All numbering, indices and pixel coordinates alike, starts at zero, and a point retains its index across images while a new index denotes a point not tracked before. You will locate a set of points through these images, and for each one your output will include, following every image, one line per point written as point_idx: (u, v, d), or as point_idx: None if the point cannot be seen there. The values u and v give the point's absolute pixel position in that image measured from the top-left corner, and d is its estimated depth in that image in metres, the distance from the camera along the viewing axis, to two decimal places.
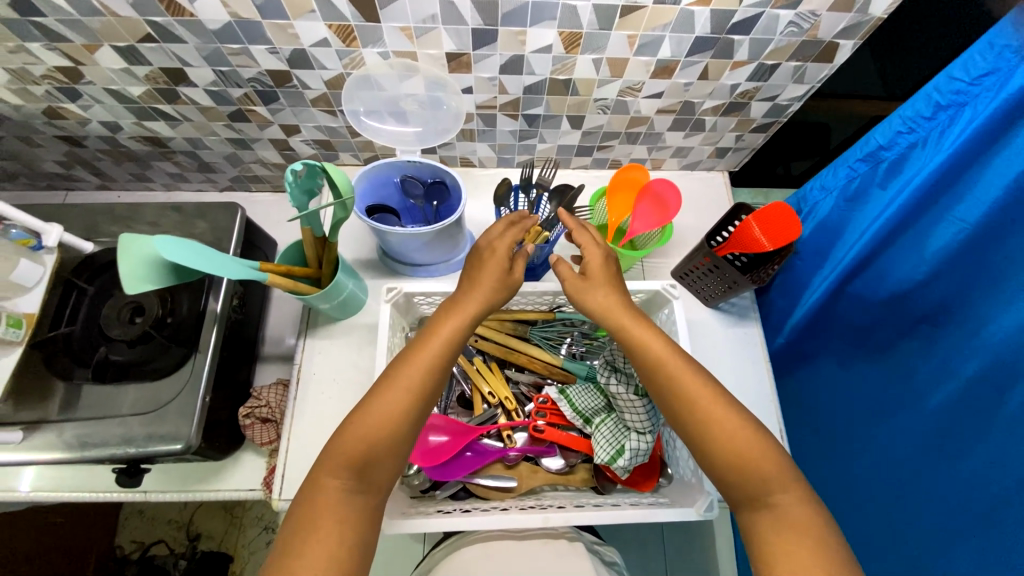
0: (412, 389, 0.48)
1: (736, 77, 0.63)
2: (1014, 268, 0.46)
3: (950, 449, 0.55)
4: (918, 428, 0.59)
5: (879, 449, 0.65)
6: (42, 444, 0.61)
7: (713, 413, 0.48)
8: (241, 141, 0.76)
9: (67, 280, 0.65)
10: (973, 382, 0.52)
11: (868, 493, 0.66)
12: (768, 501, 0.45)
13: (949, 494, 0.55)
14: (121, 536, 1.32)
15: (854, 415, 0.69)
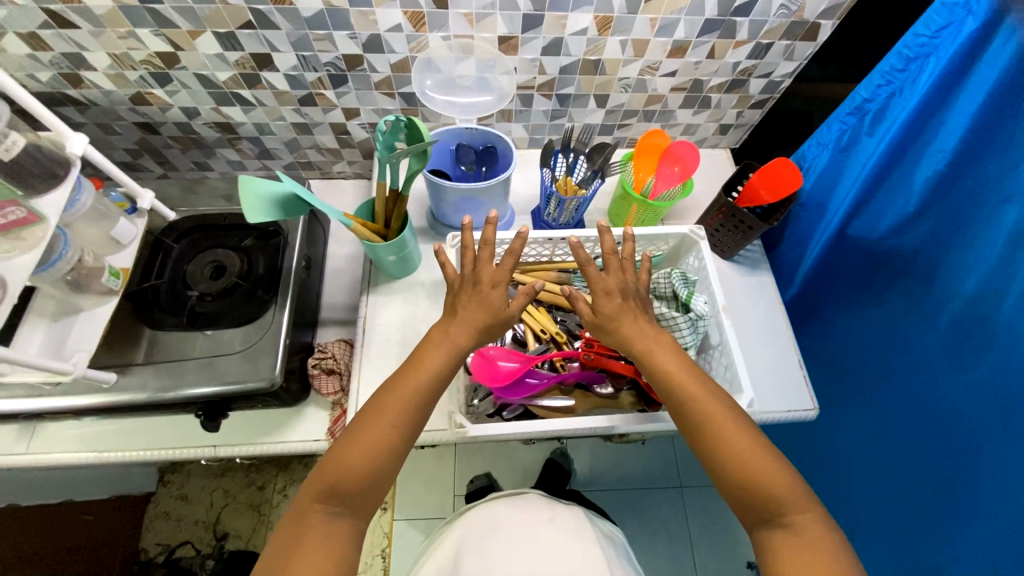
0: (396, 421, 0.53)
1: (737, 55, 0.76)
2: (988, 183, 0.56)
3: (959, 355, 0.62)
4: (927, 346, 0.66)
5: (894, 372, 0.72)
6: (135, 385, 0.66)
7: (730, 435, 0.53)
8: (305, 126, 0.85)
9: (156, 240, 0.73)
10: (969, 290, 0.60)
11: (894, 417, 0.73)
12: (787, 521, 0.50)
13: (967, 396, 0.62)
14: (145, 540, 1.28)
15: (871, 347, 0.76)
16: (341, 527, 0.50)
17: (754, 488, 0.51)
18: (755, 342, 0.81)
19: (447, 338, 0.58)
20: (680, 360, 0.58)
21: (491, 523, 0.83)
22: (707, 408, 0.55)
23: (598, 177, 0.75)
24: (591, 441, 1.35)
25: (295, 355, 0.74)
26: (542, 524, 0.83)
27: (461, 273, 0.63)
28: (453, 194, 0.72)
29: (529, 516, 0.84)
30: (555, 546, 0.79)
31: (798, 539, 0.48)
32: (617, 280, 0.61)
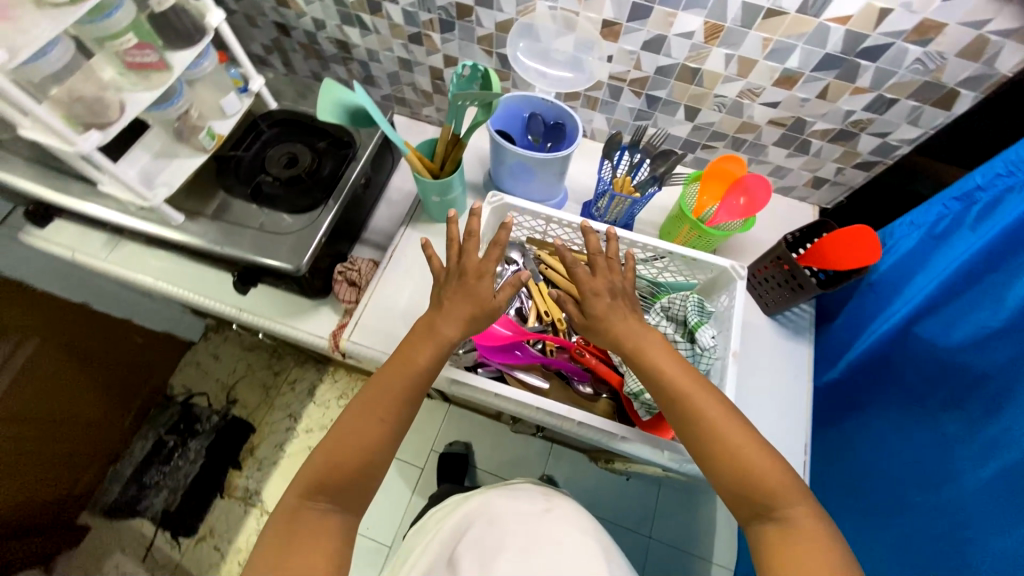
0: (387, 419, 0.57)
1: (852, 103, 0.69)
2: None
3: (1008, 502, 0.53)
4: (977, 480, 0.57)
5: (927, 498, 0.64)
6: (195, 231, 0.76)
7: (724, 430, 0.52)
8: (408, 63, 0.92)
9: (253, 121, 0.83)
10: None
11: (919, 544, 0.63)
12: (778, 515, 0.48)
13: (1005, 551, 0.52)
14: (175, 378, 1.51)
15: (914, 462, 0.66)
16: (331, 524, 0.52)
17: (748, 481, 0.50)
18: (763, 409, 0.74)
19: (436, 333, 0.59)
20: (666, 352, 0.57)
21: (487, 517, 0.79)
22: (703, 406, 0.53)
23: (657, 183, 0.74)
24: (575, 455, 1.39)
25: (326, 257, 0.81)
26: (539, 516, 0.78)
27: (447, 265, 0.63)
28: (511, 156, 0.74)
29: (525, 510, 0.79)
30: (557, 542, 0.75)
31: (788, 534, 0.47)
32: (604, 281, 0.60)
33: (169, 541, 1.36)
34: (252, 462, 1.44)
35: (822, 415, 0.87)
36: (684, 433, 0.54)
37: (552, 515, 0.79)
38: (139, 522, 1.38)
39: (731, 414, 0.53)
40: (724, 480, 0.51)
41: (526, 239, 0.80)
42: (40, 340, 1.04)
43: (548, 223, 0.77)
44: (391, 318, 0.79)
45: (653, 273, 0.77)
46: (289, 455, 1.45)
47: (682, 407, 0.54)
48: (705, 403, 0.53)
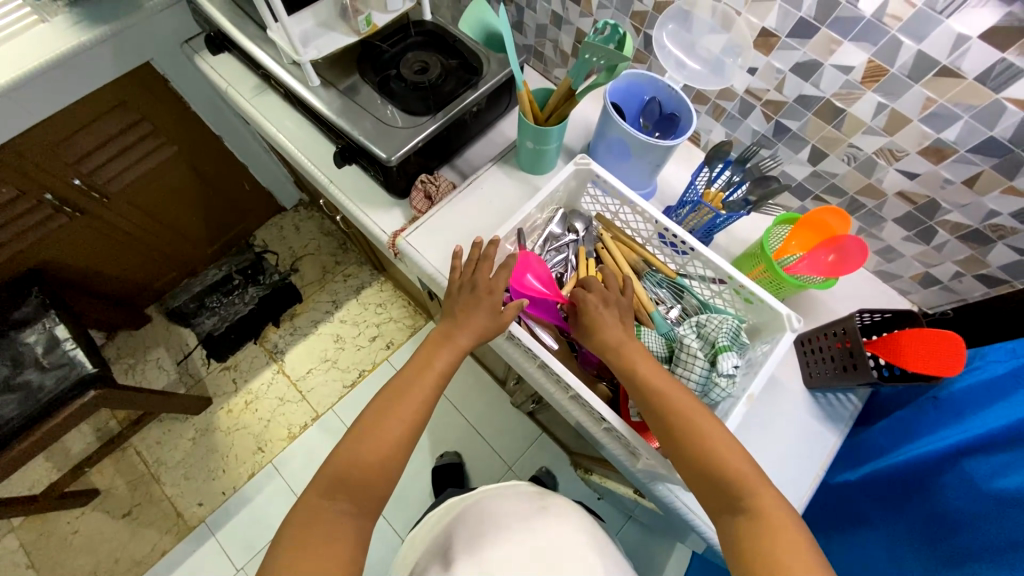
0: (404, 418, 0.60)
1: (1000, 203, 0.61)
2: None
3: None
4: None
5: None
6: (324, 98, 0.85)
7: (691, 417, 0.55)
8: (559, 19, 0.94)
9: (405, 24, 0.90)
10: None
11: None
12: (744, 507, 0.51)
13: None
14: (259, 232, 1.70)
15: None
16: (347, 527, 0.55)
17: (716, 472, 0.52)
18: None
19: (454, 341, 0.65)
20: (654, 370, 0.58)
21: (479, 514, 0.77)
22: (674, 405, 0.55)
23: (747, 209, 0.71)
24: (557, 451, 1.45)
25: (415, 165, 0.86)
26: (535, 515, 0.76)
27: (461, 274, 0.69)
28: (615, 130, 0.74)
29: (520, 508, 0.78)
30: (559, 539, 0.72)
31: (757, 525, 0.49)
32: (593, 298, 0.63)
33: (202, 358, 1.55)
34: (288, 325, 1.61)
35: (827, 518, 0.80)
36: (658, 432, 0.55)
37: (551, 512, 0.77)
38: (188, 332, 1.59)
39: (695, 401, 0.56)
40: (697, 470, 0.53)
41: (596, 216, 0.81)
42: (172, 152, 1.22)
43: (622, 206, 0.78)
44: (445, 238, 0.83)
45: (705, 295, 0.75)
46: (318, 333, 1.60)
47: (654, 404, 0.56)
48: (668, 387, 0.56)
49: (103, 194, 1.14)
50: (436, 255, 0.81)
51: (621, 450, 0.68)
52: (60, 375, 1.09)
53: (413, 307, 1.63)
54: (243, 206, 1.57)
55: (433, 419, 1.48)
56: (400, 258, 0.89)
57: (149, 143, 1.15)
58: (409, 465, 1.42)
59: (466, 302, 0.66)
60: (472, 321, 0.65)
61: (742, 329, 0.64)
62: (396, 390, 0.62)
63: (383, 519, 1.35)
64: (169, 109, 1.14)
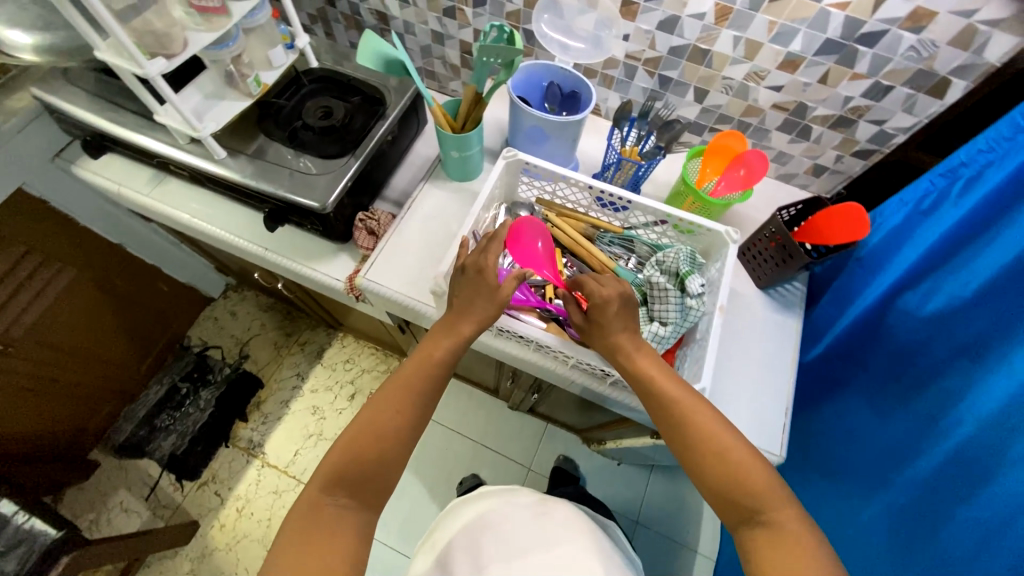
0: (402, 415, 0.62)
1: (851, 89, 0.74)
2: None
3: (977, 469, 0.57)
4: (949, 444, 0.61)
5: (915, 463, 0.67)
6: (234, 167, 0.83)
7: (710, 434, 0.58)
8: (440, 35, 0.98)
9: (295, 76, 0.91)
10: (1004, 404, 0.55)
11: (898, 502, 0.69)
12: (762, 518, 0.54)
13: (975, 510, 0.57)
14: (193, 330, 1.58)
15: (898, 434, 0.71)
16: (349, 528, 0.57)
17: (734, 487, 0.55)
18: (746, 374, 0.78)
19: (449, 326, 0.66)
20: (665, 372, 0.62)
21: (486, 523, 0.83)
22: (696, 421, 0.59)
23: (662, 153, 0.79)
24: (566, 435, 1.49)
25: (349, 205, 0.86)
26: (534, 517, 0.83)
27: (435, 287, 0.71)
28: (528, 119, 0.79)
29: (524, 514, 0.84)
30: (556, 535, 0.78)
31: (775, 536, 0.52)
32: (614, 290, 0.64)
33: (172, 483, 1.41)
34: (258, 416, 1.51)
35: (810, 394, 0.91)
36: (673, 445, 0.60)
37: (545, 513, 0.83)
38: (148, 463, 1.44)
39: (718, 422, 0.59)
40: (718, 483, 0.56)
41: (536, 200, 0.86)
42: (74, 274, 1.11)
43: (557, 184, 0.83)
44: (404, 265, 0.83)
45: (653, 238, 0.82)
46: (293, 411, 1.51)
47: (673, 422, 0.60)
48: (681, 398, 0.60)
49: (6, 344, 1.01)
50: (400, 284, 0.81)
51: (630, 396, 0.73)
52: (22, 555, 0.94)
53: (383, 351, 1.60)
54: (165, 308, 1.45)
55: (438, 451, 1.45)
56: (363, 298, 0.88)
57: (46, 273, 1.03)
58: (429, 506, 1.38)
59: (458, 302, 0.66)
60: (471, 315, 0.65)
61: (695, 254, 0.72)
62: (399, 390, 0.63)
63: (376, 543, 1.31)
64: (57, 229, 1.04)
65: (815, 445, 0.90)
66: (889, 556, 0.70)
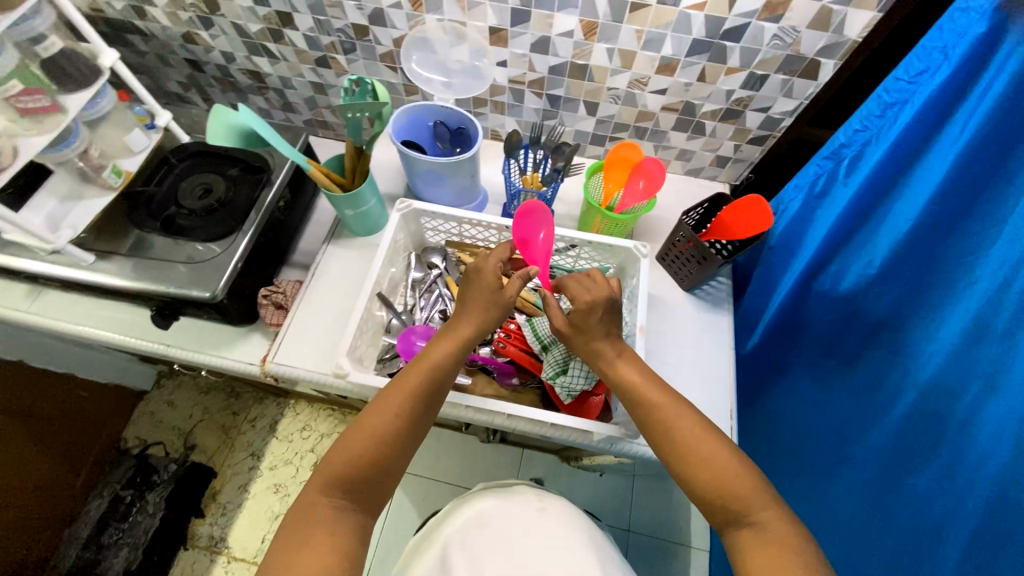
0: (402, 415, 0.54)
1: (730, 83, 0.73)
2: (957, 258, 0.50)
3: (914, 448, 0.56)
4: (883, 423, 0.60)
5: (859, 450, 0.65)
6: (109, 270, 0.74)
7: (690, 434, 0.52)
8: (320, 86, 0.93)
9: (162, 157, 0.82)
10: (929, 377, 0.54)
11: (845, 489, 0.67)
12: (752, 520, 0.47)
13: (922, 491, 0.55)
14: (128, 431, 1.43)
15: (835, 417, 0.69)
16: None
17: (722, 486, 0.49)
18: (687, 383, 0.76)
19: (453, 332, 0.60)
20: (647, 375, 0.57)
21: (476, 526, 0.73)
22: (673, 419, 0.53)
23: (561, 176, 0.76)
24: (543, 456, 1.45)
25: (248, 281, 0.79)
26: (530, 521, 0.72)
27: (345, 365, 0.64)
28: (418, 165, 0.76)
29: (518, 513, 0.74)
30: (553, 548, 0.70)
31: (765, 539, 0.45)
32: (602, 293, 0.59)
33: None
34: (215, 508, 1.36)
35: (753, 383, 0.90)
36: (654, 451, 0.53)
37: (548, 513, 0.74)
38: None
39: (702, 428, 0.52)
40: (705, 488, 0.50)
41: (446, 243, 0.82)
42: None
43: (462, 225, 0.79)
44: (316, 339, 0.77)
45: (570, 263, 0.81)
46: (253, 495, 1.37)
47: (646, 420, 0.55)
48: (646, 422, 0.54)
49: None
50: (316, 363, 0.75)
51: (576, 435, 0.67)
52: None
53: (342, 411, 1.48)
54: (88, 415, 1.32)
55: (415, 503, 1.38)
56: (281, 382, 0.81)
57: None
58: None
59: (465, 298, 0.62)
60: (474, 312, 0.61)
61: None
62: (400, 390, 0.56)
63: None
64: None
65: (761, 438, 0.88)
66: (846, 547, 0.67)
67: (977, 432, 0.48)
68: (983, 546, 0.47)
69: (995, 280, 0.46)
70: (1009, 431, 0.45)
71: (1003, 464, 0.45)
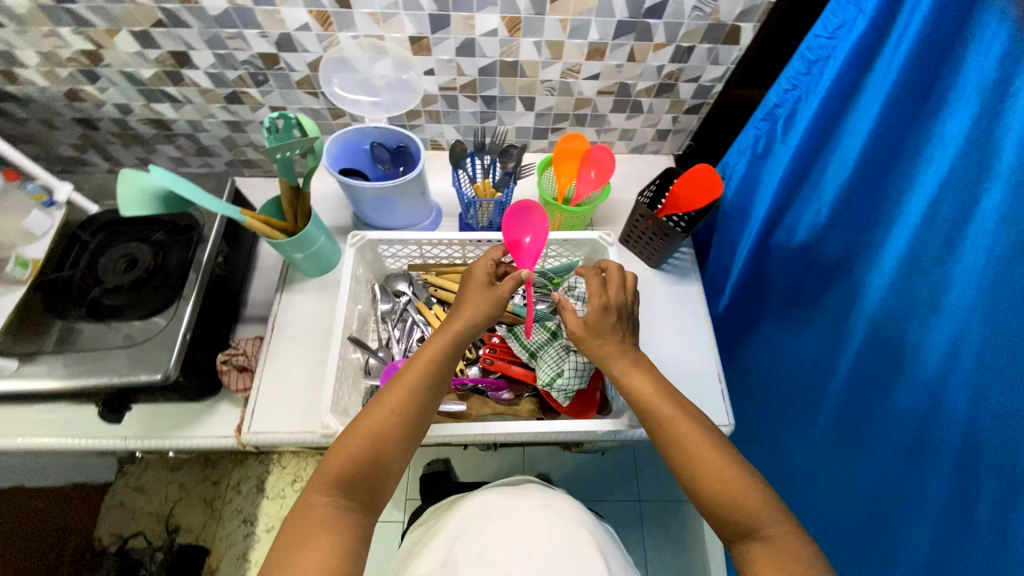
0: (397, 410, 0.53)
1: (660, 58, 0.74)
2: (899, 197, 0.53)
3: (876, 383, 0.58)
4: (846, 363, 0.63)
5: (828, 395, 0.67)
6: (34, 374, 0.65)
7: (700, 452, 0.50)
8: (236, 124, 0.86)
9: (72, 234, 0.73)
10: (883, 314, 0.56)
11: (817, 433, 0.69)
12: (761, 534, 0.46)
13: (885, 424, 0.57)
14: (100, 528, 1.24)
15: (803, 364, 0.72)
16: None
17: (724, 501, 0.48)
18: (674, 359, 0.77)
19: (446, 327, 0.58)
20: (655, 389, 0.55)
21: (474, 515, 0.68)
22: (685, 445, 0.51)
23: (513, 179, 0.73)
24: None
25: (201, 351, 0.72)
26: (534, 512, 0.68)
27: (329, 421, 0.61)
28: (364, 193, 0.71)
29: (520, 505, 0.69)
30: (554, 541, 0.64)
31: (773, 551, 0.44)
32: (616, 294, 0.60)
33: None
34: None
35: (722, 345, 0.91)
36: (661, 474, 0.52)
37: (552, 510, 0.68)
38: None
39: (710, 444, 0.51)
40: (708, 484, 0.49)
41: (410, 267, 0.79)
42: None
43: (423, 246, 0.76)
44: (291, 394, 0.71)
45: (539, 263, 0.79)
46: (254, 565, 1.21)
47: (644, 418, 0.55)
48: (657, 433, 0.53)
49: None
50: (297, 422, 0.69)
51: (583, 434, 0.65)
52: None
53: None
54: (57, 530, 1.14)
55: None
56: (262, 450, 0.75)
57: None
58: None
59: (459, 293, 0.61)
60: (466, 307, 0.59)
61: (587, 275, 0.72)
62: (397, 387, 0.54)
63: None
64: None
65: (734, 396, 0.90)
66: (818, 488, 0.70)
67: (934, 356, 0.50)
68: (950, 464, 0.48)
69: (930, 208, 0.48)
70: (963, 348, 0.47)
71: (958, 385, 0.47)
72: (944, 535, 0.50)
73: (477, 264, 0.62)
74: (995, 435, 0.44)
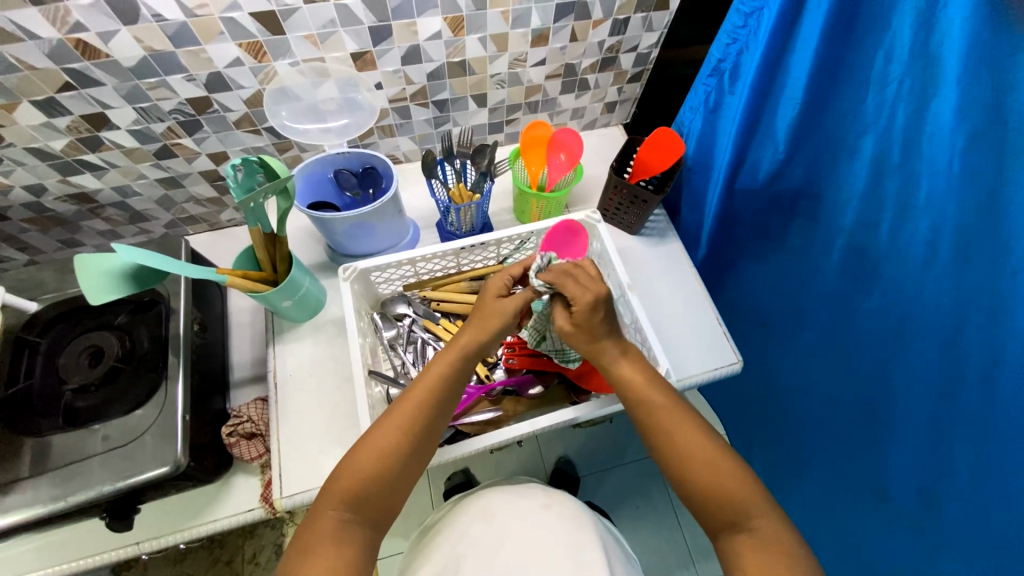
0: (404, 427, 0.51)
1: (600, 34, 0.76)
2: (846, 123, 0.57)
3: (858, 293, 0.63)
4: (826, 283, 0.67)
5: (813, 316, 0.72)
6: (16, 505, 0.57)
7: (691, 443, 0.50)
8: (172, 180, 0.78)
9: (17, 338, 0.65)
10: (854, 230, 0.60)
11: (811, 352, 0.74)
12: (748, 526, 0.46)
13: (874, 329, 0.62)
14: None
15: (784, 294, 0.76)
16: None
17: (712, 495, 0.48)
18: (674, 314, 0.81)
19: (456, 342, 0.55)
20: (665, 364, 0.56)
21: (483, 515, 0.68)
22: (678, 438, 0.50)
23: (488, 178, 0.74)
24: None
25: (204, 429, 0.67)
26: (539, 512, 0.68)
27: None
28: (340, 224, 0.68)
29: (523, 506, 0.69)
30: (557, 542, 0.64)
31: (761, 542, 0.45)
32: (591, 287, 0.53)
33: None
34: None
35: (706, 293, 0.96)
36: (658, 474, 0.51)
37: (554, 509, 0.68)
38: None
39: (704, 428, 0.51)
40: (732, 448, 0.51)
41: (405, 287, 0.77)
42: None
43: (413, 264, 0.74)
44: (314, 445, 0.67)
45: None
46: None
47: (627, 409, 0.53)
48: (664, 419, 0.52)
49: None
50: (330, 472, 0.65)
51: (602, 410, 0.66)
52: None
53: None
54: None
55: None
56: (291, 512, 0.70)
57: None
58: None
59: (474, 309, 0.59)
60: (482, 321, 0.56)
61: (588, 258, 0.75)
62: (406, 407, 0.52)
63: None
64: None
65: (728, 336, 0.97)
66: (822, 401, 0.75)
67: (907, 256, 0.54)
68: (942, 349, 0.53)
69: (879, 124, 0.53)
70: (930, 242, 0.51)
71: (936, 277, 0.52)
72: (948, 411, 0.55)
73: (492, 281, 0.60)
74: (982, 312, 0.49)
